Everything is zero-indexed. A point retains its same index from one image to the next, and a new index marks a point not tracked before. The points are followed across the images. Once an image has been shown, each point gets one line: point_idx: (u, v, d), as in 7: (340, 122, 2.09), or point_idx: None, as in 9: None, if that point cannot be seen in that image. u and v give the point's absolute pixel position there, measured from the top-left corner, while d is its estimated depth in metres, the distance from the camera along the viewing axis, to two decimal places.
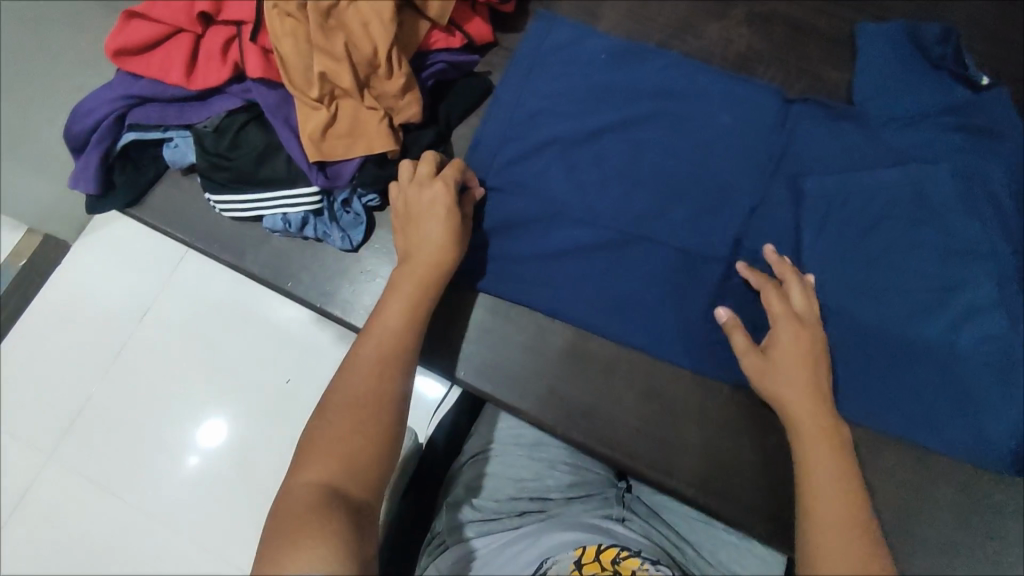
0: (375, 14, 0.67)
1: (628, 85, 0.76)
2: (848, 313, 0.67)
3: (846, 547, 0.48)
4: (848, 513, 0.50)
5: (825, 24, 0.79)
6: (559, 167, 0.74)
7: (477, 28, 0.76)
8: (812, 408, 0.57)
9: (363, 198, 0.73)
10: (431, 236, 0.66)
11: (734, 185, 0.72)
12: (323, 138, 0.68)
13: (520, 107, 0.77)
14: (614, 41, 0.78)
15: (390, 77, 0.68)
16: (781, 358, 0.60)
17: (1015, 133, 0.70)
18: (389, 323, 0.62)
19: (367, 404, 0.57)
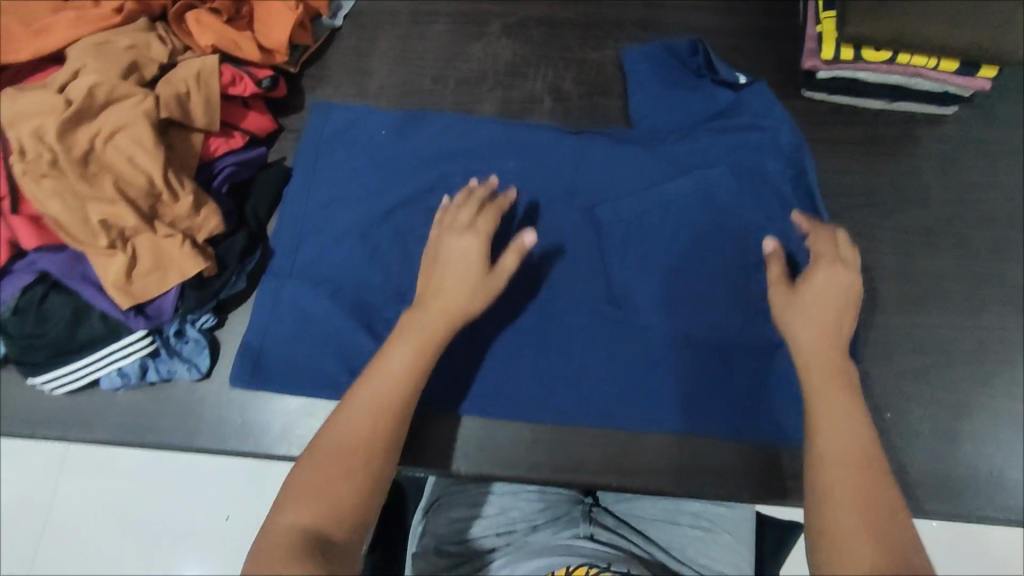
0: (135, 145, 0.65)
1: (413, 152, 0.78)
2: (679, 267, 0.72)
3: (850, 478, 0.51)
4: (857, 453, 0.52)
5: (573, 14, 0.84)
6: (374, 228, 0.75)
7: (255, 122, 0.77)
8: (829, 353, 0.59)
9: (196, 322, 0.71)
10: (454, 287, 0.64)
11: (545, 186, 0.76)
12: (130, 281, 0.66)
13: (312, 202, 0.76)
14: (393, 116, 0.79)
15: (176, 200, 0.67)
16: (811, 300, 0.61)
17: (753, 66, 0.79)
18: (393, 369, 0.59)
19: (367, 455, 0.54)
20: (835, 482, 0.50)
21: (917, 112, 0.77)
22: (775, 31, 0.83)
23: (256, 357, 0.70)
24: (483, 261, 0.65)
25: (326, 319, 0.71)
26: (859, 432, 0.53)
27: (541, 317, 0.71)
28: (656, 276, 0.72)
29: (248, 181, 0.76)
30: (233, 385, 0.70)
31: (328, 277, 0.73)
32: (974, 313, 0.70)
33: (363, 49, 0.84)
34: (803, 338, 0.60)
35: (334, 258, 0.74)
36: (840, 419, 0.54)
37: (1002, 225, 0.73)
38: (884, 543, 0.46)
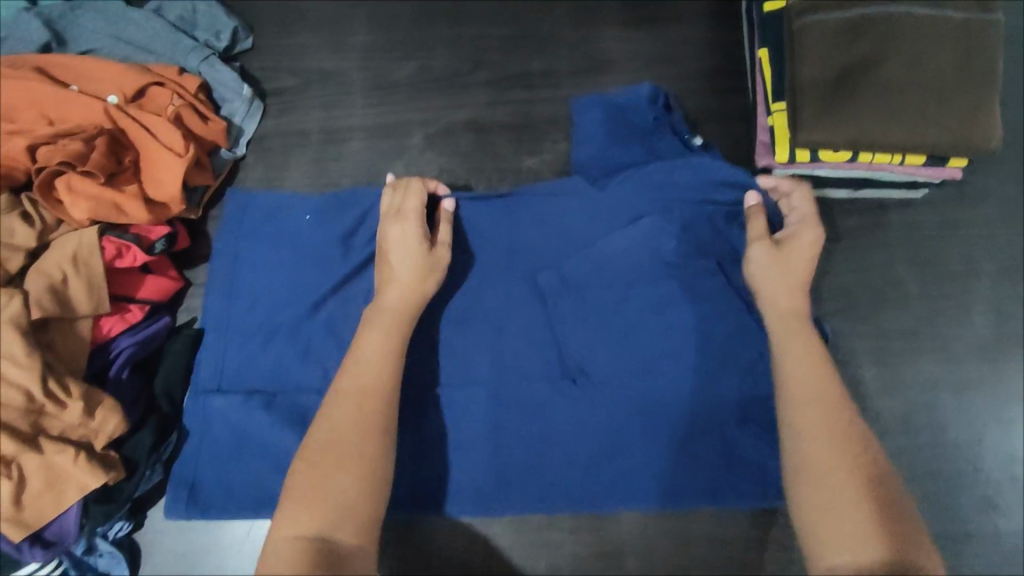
0: (6, 358, 0.56)
1: (337, 242, 0.70)
2: (654, 385, 0.64)
3: (830, 418, 0.48)
4: (827, 395, 0.49)
5: (502, 115, 0.77)
6: (295, 351, 0.67)
7: (153, 286, 0.67)
8: (797, 316, 0.56)
9: (108, 532, 0.62)
10: (401, 273, 0.60)
11: (507, 307, 0.67)
12: (20, 509, 0.57)
13: (233, 311, 0.69)
14: (316, 201, 0.72)
15: (63, 408, 0.58)
16: (789, 258, 0.58)
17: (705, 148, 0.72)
18: (365, 357, 0.54)
19: (361, 441, 0.49)
20: (808, 424, 0.48)
21: (885, 197, 0.70)
22: (723, 114, 0.76)
23: (191, 485, 0.64)
24: (423, 238, 0.61)
25: (264, 431, 0.65)
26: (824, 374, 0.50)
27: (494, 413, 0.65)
28: (623, 393, 0.64)
29: (156, 351, 0.68)
30: (170, 517, 0.64)
31: (263, 383, 0.67)
32: (970, 426, 0.64)
33: (273, 179, 0.76)
34: (766, 281, 0.58)
35: (265, 361, 0.67)
36: (801, 353, 0.52)
37: (990, 321, 0.67)
38: (864, 484, 0.44)
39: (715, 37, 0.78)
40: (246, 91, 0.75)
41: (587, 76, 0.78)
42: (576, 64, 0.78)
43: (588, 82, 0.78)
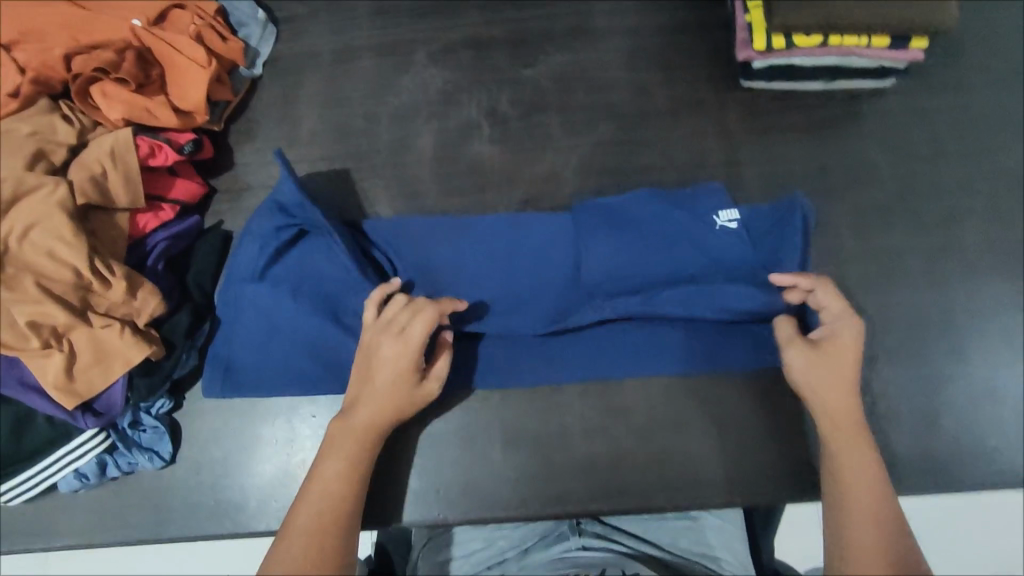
0: (54, 238, 0.61)
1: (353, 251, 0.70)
2: (656, 268, 0.70)
3: (866, 507, 0.54)
4: (868, 484, 0.56)
5: (499, 31, 0.82)
6: (327, 255, 0.71)
7: (182, 189, 0.73)
8: (849, 406, 0.59)
9: (151, 407, 0.67)
10: (378, 402, 0.61)
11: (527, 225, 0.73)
12: (72, 378, 0.62)
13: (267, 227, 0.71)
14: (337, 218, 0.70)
15: (108, 287, 0.63)
16: (829, 378, 0.59)
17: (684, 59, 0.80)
18: (330, 480, 0.58)
19: (314, 563, 0.53)
20: (853, 506, 0.55)
21: (856, 88, 0.76)
22: (706, 20, 0.81)
23: (227, 367, 0.69)
24: (415, 371, 0.62)
25: (293, 320, 0.69)
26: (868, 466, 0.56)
27: (507, 289, 0.71)
28: (627, 276, 0.70)
29: (187, 248, 0.73)
30: (208, 393, 0.69)
31: (293, 281, 0.71)
32: (940, 287, 0.70)
33: (288, 96, 0.81)
34: (822, 383, 0.59)
35: (301, 267, 0.71)
36: (853, 438, 0.58)
37: (957, 194, 0.72)
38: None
39: None
40: (260, 15, 0.81)
41: None
42: None
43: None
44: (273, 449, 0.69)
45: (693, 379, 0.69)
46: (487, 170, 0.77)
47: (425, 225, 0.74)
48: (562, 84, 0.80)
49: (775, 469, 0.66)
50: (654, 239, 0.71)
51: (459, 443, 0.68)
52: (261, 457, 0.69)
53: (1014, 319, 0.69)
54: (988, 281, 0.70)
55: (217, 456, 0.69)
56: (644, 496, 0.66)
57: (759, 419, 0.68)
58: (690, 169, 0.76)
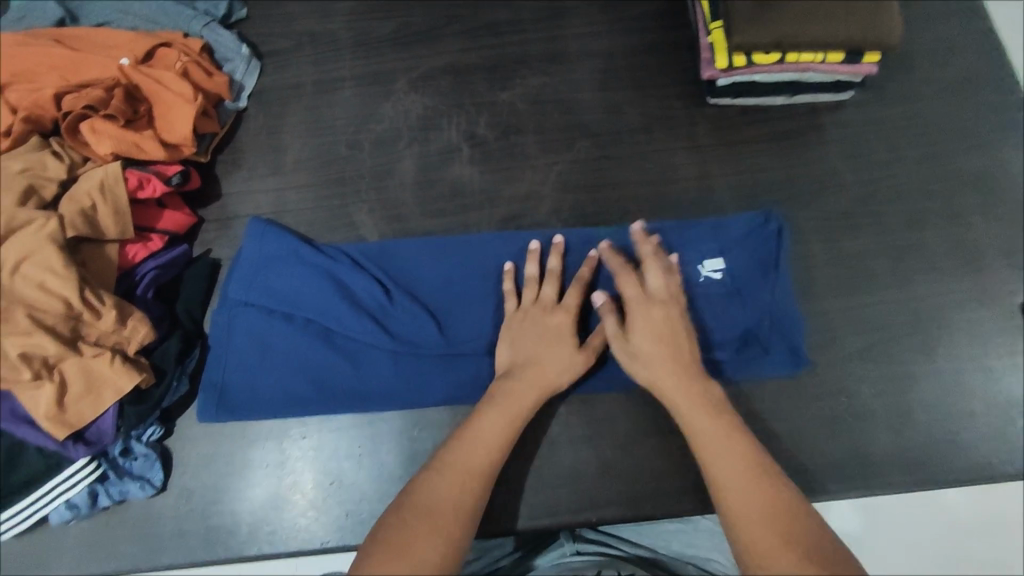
0: (45, 270, 0.62)
1: (354, 281, 0.72)
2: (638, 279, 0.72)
3: (733, 456, 0.55)
4: (725, 430, 0.57)
5: (476, 59, 0.86)
6: (314, 277, 0.72)
7: (170, 219, 0.75)
8: (688, 385, 0.61)
9: (142, 435, 0.68)
10: (550, 361, 0.66)
11: (509, 245, 0.75)
12: (63, 409, 0.63)
13: (256, 256, 0.73)
14: (353, 247, 0.76)
15: (99, 317, 0.64)
16: (638, 317, 0.65)
17: (653, 80, 0.84)
18: (486, 438, 0.60)
19: (465, 497, 0.56)
20: (730, 454, 0.55)
21: (816, 100, 0.80)
22: (672, 42, 0.85)
23: (220, 389, 0.70)
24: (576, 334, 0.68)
25: (284, 341, 0.71)
26: (730, 432, 0.57)
27: (497, 304, 0.73)
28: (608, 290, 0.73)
29: (176, 277, 0.75)
30: (200, 418, 0.70)
31: (280, 303, 0.72)
32: (906, 287, 0.72)
33: (273, 126, 0.84)
34: (643, 343, 0.64)
35: (291, 290, 0.72)
36: (698, 402, 0.60)
37: (916, 196, 0.76)
38: (761, 501, 0.52)
39: None
40: (244, 50, 0.84)
41: (549, 21, 0.87)
42: (539, 12, 0.88)
43: (550, 26, 0.87)
44: (264, 472, 0.69)
45: None
46: (468, 190, 0.80)
47: (414, 246, 0.76)
48: (536, 107, 0.83)
49: None
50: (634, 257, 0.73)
51: None
52: (252, 480, 0.69)
53: (978, 314, 0.72)
54: (952, 280, 0.73)
55: (208, 482, 0.69)
56: (630, 503, 0.67)
57: None
58: (663, 184, 0.79)
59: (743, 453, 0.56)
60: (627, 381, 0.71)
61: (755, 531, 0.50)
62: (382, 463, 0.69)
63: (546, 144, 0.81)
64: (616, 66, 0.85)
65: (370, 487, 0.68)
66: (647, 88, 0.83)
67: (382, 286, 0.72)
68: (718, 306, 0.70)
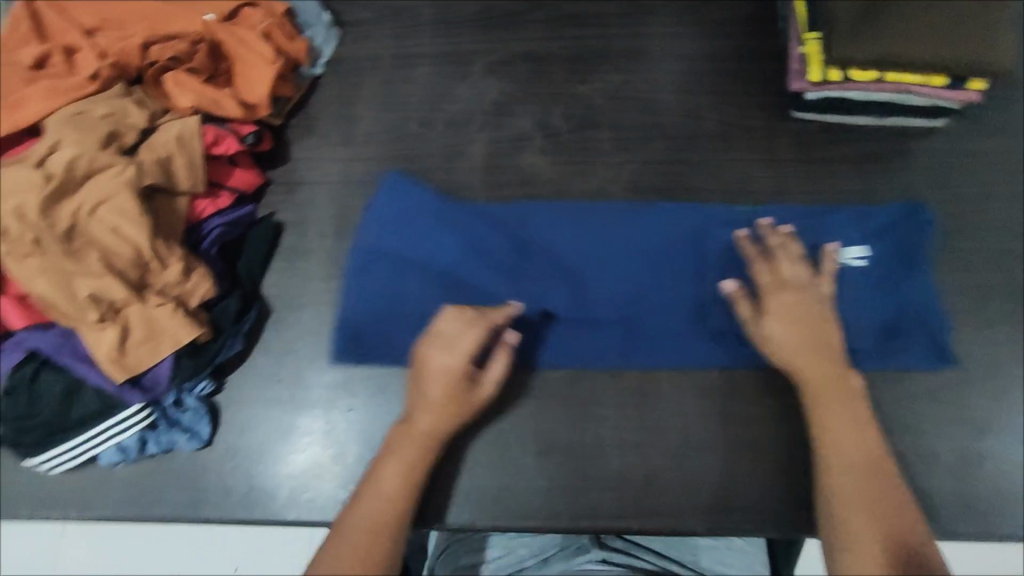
0: (119, 216, 0.63)
1: (490, 239, 0.75)
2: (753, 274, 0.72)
3: (854, 451, 0.60)
4: (854, 424, 0.62)
5: (556, 49, 0.85)
6: (448, 236, 0.75)
7: (240, 178, 0.75)
8: (824, 374, 0.63)
9: (194, 389, 0.69)
10: (431, 409, 0.64)
11: (631, 221, 0.75)
12: (123, 354, 0.64)
13: (386, 212, 0.77)
14: (482, 205, 0.77)
15: (165, 268, 0.65)
16: (774, 306, 0.66)
17: (737, 86, 0.81)
18: (385, 489, 0.62)
19: (371, 551, 0.59)
20: (853, 450, 0.60)
21: (906, 125, 0.77)
22: (760, 50, 0.83)
23: (354, 335, 0.72)
24: (463, 379, 0.64)
25: (414, 293, 0.73)
26: (861, 429, 0.61)
27: (629, 277, 0.73)
28: (689, 291, 0.72)
29: (240, 236, 0.75)
30: (334, 363, 0.72)
31: (414, 256, 0.74)
32: (984, 329, 0.69)
33: (347, 96, 0.84)
34: (778, 330, 0.65)
35: (423, 246, 0.75)
36: (835, 388, 0.63)
37: (1004, 236, 0.72)
38: (877, 500, 0.58)
39: None
40: (326, 17, 0.85)
41: (635, 18, 0.86)
42: (625, 7, 0.86)
43: (636, 22, 0.85)
44: (309, 440, 0.70)
45: (732, 400, 0.69)
46: (538, 181, 0.79)
47: (543, 212, 0.77)
48: (613, 103, 0.82)
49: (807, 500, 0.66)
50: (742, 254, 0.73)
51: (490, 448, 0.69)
52: (296, 446, 0.69)
53: None
54: None
55: (253, 443, 0.70)
56: (671, 517, 0.66)
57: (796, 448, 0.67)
58: (737, 195, 0.76)
59: (868, 452, 0.60)
60: (681, 391, 0.70)
61: (863, 529, 0.57)
62: None
63: (620, 143, 0.80)
64: (700, 68, 0.82)
65: None
66: (729, 95, 0.81)
67: (515, 247, 0.75)
68: (849, 301, 0.70)
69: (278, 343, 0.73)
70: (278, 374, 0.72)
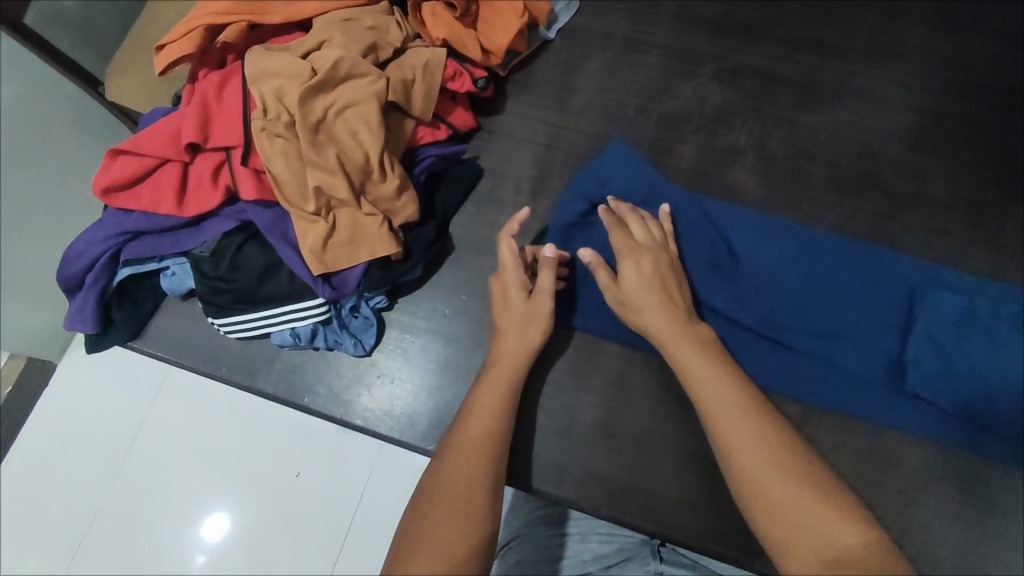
0: (362, 122, 0.67)
1: (695, 232, 0.74)
2: (963, 351, 0.66)
3: (727, 410, 0.56)
4: (708, 382, 0.58)
5: (790, 71, 0.82)
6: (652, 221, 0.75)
7: (460, 117, 0.78)
8: (681, 332, 0.62)
9: (371, 300, 0.73)
10: (512, 330, 0.67)
11: (841, 257, 0.72)
12: (325, 249, 0.67)
13: (600, 182, 0.77)
14: (695, 198, 0.76)
15: (384, 180, 0.68)
16: (629, 274, 0.66)
17: (977, 157, 0.76)
18: (481, 411, 0.62)
19: (476, 473, 0.58)
20: (722, 410, 0.56)
21: None
22: (1014, 126, 0.77)
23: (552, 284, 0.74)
24: (518, 291, 0.68)
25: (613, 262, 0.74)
26: (727, 386, 0.58)
27: (829, 311, 0.70)
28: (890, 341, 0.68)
29: (444, 171, 0.78)
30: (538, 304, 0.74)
31: None
32: None
33: (571, 66, 0.85)
34: (631, 283, 0.66)
35: None
36: (681, 338, 0.62)
37: None
38: (777, 453, 0.53)
39: (1017, 56, 0.80)
40: None
41: (882, 60, 0.81)
42: (876, 47, 0.82)
43: (881, 65, 0.81)
44: (459, 378, 0.71)
45: (892, 476, 0.66)
46: (740, 196, 0.77)
47: (756, 222, 0.75)
48: (837, 139, 0.78)
49: None
50: (958, 322, 0.67)
51: (630, 443, 0.68)
52: (445, 380, 0.71)
53: None
54: None
55: (408, 365, 0.72)
56: None
57: (949, 545, 0.63)
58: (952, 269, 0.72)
59: (763, 410, 0.56)
60: (838, 448, 0.67)
61: (772, 475, 0.52)
62: (573, 420, 0.70)
63: (833, 181, 0.77)
64: (941, 129, 0.78)
65: (553, 437, 0.69)
66: (967, 164, 0.76)
67: (720, 248, 0.74)
68: None
69: (453, 280, 0.75)
70: (445, 310, 0.74)
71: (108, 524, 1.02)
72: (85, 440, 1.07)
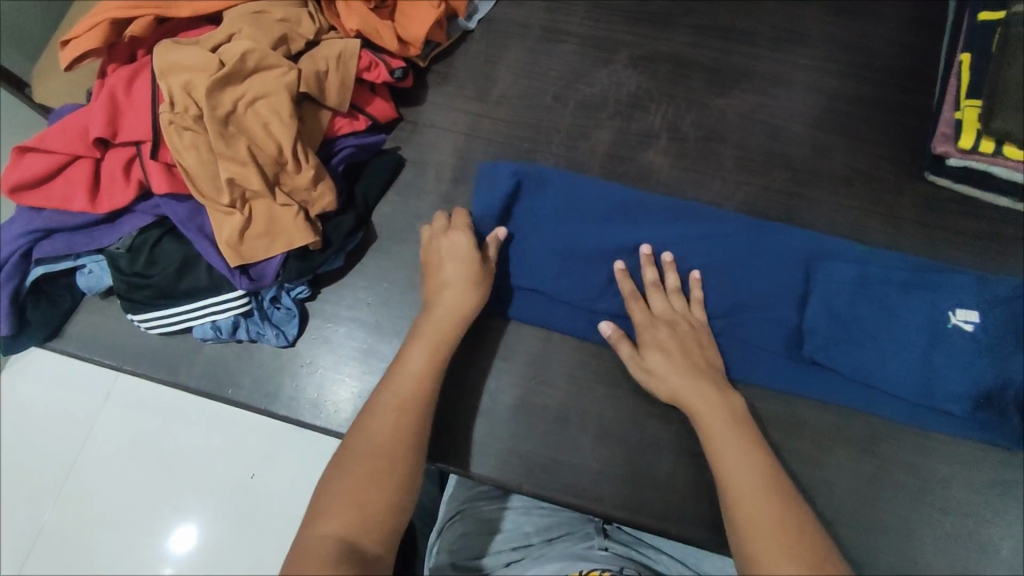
0: (273, 114, 0.67)
1: (603, 217, 0.77)
2: (857, 318, 0.70)
3: (742, 469, 0.57)
4: (733, 445, 0.59)
5: (702, 56, 0.85)
6: (563, 207, 0.78)
7: (379, 108, 0.79)
8: (711, 396, 0.63)
9: (292, 291, 0.73)
10: (458, 287, 0.68)
11: (746, 233, 0.75)
12: (241, 241, 0.68)
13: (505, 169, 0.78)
14: (605, 185, 0.78)
15: (299, 171, 0.68)
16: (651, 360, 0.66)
17: (876, 135, 0.80)
18: (410, 365, 0.64)
19: (398, 426, 0.60)
20: (735, 470, 0.57)
21: None
22: (910, 105, 0.81)
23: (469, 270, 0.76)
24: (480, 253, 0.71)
25: (526, 244, 0.76)
26: (750, 458, 0.58)
27: (733, 285, 0.73)
28: (792, 312, 0.72)
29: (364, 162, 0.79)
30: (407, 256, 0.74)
31: (527, 218, 0.77)
32: None
33: (491, 56, 0.86)
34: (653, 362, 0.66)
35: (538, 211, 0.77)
36: (716, 407, 0.62)
37: None
38: (782, 523, 0.54)
39: (911, 37, 0.84)
40: None
41: (786, 44, 0.85)
42: (782, 32, 0.85)
43: (786, 49, 0.84)
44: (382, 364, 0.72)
45: (799, 439, 0.69)
46: (655, 179, 0.80)
47: (663, 203, 0.77)
48: (747, 121, 0.81)
49: (850, 554, 0.65)
50: (852, 292, 0.71)
51: (551, 420, 0.70)
52: (369, 367, 0.72)
53: None
54: None
55: (329, 355, 0.73)
56: (710, 534, 0.65)
57: (852, 501, 0.66)
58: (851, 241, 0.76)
59: (777, 480, 0.57)
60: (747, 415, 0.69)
61: (768, 541, 0.53)
62: (496, 401, 0.71)
63: (744, 161, 0.80)
64: (843, 109, 0.81)
65: (475, 418, 0.71)
66: (866, 140, 0.80)
67: (629, 230, 0.76)
68: (951, 367, 0.67)
69: (376, 269, 0.76)
70: (367, 299, 0.75)
71: (52, 537, 1.01)
72: (25, 451, 1.05)
